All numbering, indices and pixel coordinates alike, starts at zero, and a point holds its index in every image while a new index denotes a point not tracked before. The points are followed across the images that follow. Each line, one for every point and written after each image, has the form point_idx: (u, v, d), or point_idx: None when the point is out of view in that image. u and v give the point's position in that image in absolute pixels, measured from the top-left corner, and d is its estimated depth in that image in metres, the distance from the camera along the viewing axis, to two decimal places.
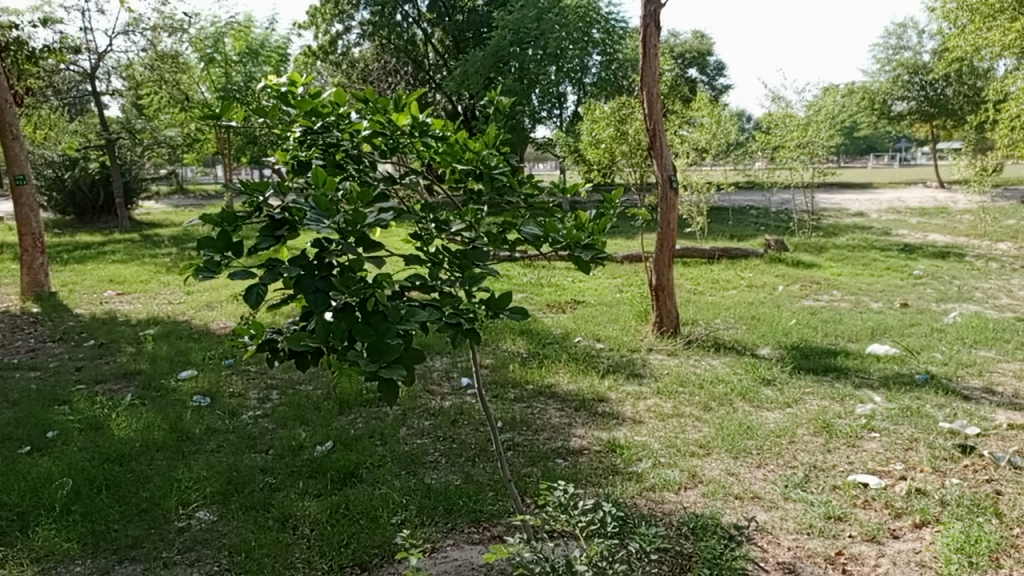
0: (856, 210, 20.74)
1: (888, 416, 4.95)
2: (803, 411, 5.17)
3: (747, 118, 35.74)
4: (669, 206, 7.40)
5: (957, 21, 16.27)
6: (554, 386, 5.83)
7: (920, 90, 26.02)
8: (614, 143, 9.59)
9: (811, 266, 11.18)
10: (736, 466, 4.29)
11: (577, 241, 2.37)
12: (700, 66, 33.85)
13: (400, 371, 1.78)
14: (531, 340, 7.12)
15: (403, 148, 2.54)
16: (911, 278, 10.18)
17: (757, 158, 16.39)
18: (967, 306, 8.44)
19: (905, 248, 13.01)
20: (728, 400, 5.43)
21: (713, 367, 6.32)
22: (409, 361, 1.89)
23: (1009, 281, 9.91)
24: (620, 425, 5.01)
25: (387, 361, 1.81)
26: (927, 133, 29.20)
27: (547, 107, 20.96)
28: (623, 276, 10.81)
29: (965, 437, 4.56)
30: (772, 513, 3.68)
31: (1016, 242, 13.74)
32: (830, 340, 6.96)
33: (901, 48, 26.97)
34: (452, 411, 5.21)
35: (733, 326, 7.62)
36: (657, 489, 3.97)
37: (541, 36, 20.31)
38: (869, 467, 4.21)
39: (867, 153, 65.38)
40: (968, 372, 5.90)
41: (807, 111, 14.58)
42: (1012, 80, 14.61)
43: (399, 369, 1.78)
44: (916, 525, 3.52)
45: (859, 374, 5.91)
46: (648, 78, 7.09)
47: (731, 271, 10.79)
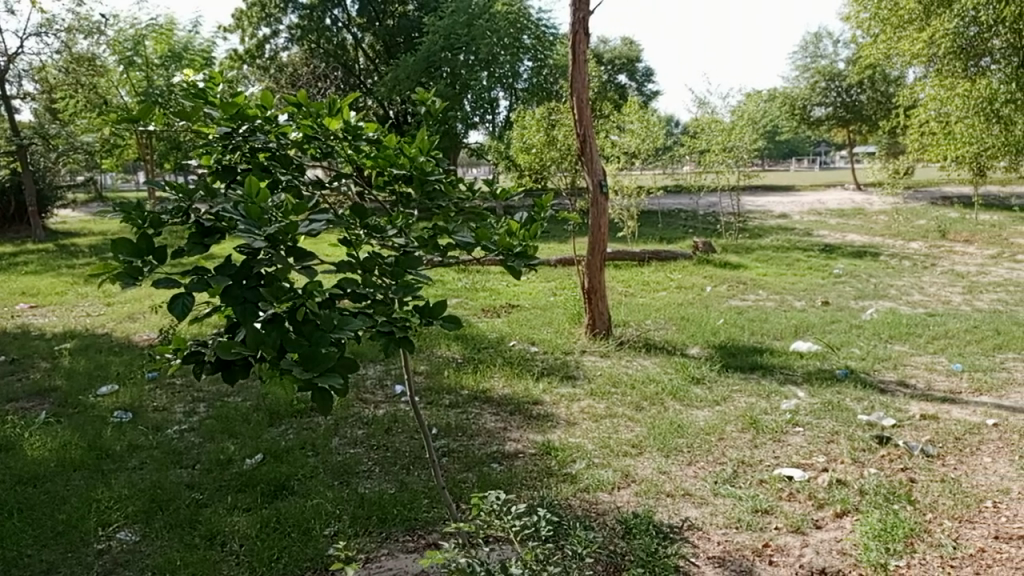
0: (779, 213, 21.45)
1: (811, 411, 5.12)
2: (731, 408, 5.31)
3: (674, 124, 36.66)
4: (600, 210, 7.48)
5: (869, 31, 17.00)
6: (488, 391, 5.83)
7: (837, 96, 27.09)
8: (543, 147, 9.78)
9: (737, 267, 11.50)
10: (668, 464, 4.37)
11: (509, 248, 2.39)
12: (629, 72, 34.37)
13: (334, 380, 1.77)
14: (465, 346, 7.12)
15: (333, 152, 2.54)
16: (831, 277, 10.56)
17: (684, 162, 16.78)
18: (882, 303, 8.82)
19: (826, 248, 13.50)
20: (659, 399, 5.53)
21: (645, 367, 6.44)
22: (343, 371, 1.88)
23: (921, 278, 10.39)
24: (555, 427, 5.04)
25: (323, 373, 1.78)
26: (844, 137, 30.33)
27: (479, 112, 21.02)
28: (556, 279, 10.91)
29: (881, 428, 4.76)
30: (702, 510, 3.76)
31: (928, 241, 14.42)
32: (756, 339, 7.15)
33: (818, 57, 28.07)
34: (385, 419, 5.15)
35: (663, 326, 7.78)
36: (591, 490, 4.01)
37: (472, 41, 20.36)
38: (794, 461, 4.35)
39: (788, 159, 67.59)
40: (884, 366, 6.16)
41: (731, 115, 15.04)
42: (922, 87, 15.36)
43: (334, 380, 1.77)
44: (837, 515, 3.65)
45: (783, 371, 6.10)
46: (578, 83, 7.17)
47: (661, 273, 11.04)
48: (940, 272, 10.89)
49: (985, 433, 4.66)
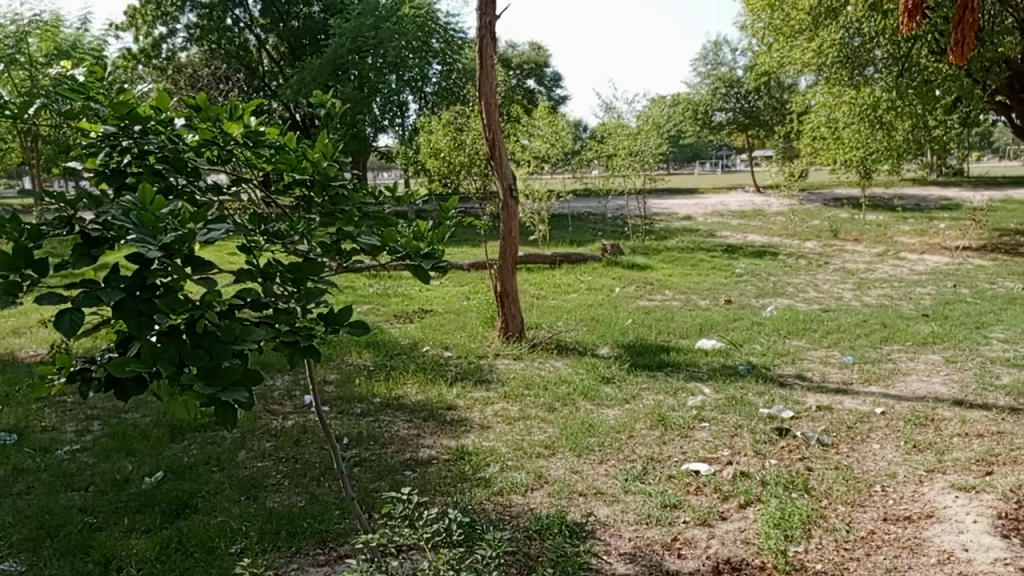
0: (684, 215, 22.11)
1: (716, 407, 5.29)
2: (640, 406, 5.43)
3: (582, 128, 37.34)
4: (510, 214, 7.49)
5: (764, 39, 17.75)
6: (401, 398, 5.76)
7: (736, 102, 28.18)
8: (452, 152, 9.78)
9: (645, 268, 11.79)
10: (580, 464, 4.43)
11: (416, 250, 2.35)
12: (538, 77, 34.71)
13: (239, 395, 1.72)
14: (377, 353, 7.02)
15: (232, 156, 2.45)
16: (733, 276, 10.98)
17: (593, 166, 17.09)
18: (781, 301, 9.22)
19: (728, 248, 14.00)
20: (571, 400, 5.60)
21: (557, 369, 6.51)
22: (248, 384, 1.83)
23: (816, 276, 10.93)
24: (469, 432, 5.03)
25: (227, 387, 1.73)
26: (744, 142, 31.56)
27: (388, 115, 20.69)
28: (469, 283, 10.90)
29: (781, 420, 4.98)
30: (613, 507, 3.83)
31: (821, 240, 15.18)
32: (663, 338, 7.35)
33: (718, 64, 29.13)
34: (294, 431, 5.01)
35: (574, 328, 7.89)
36: (505, 493, 4.02)
37: (379, 44, 20.19)
38: (700, 455, 4.49)
39: (691, 163, 69.79)
40: (782, 361, 6.43)
41: (637, 120, 15.49)
42: (813, 94, 16.18)
43: (238, 394, 1.72)
44: (740, 506, 3.79)
45: (689, 368, 6.30)
46: (485, 88, 7.18)
47: (572, 276, 11.19)
48: (833, 270, 11.48)
49: (874, 421, 4.94)
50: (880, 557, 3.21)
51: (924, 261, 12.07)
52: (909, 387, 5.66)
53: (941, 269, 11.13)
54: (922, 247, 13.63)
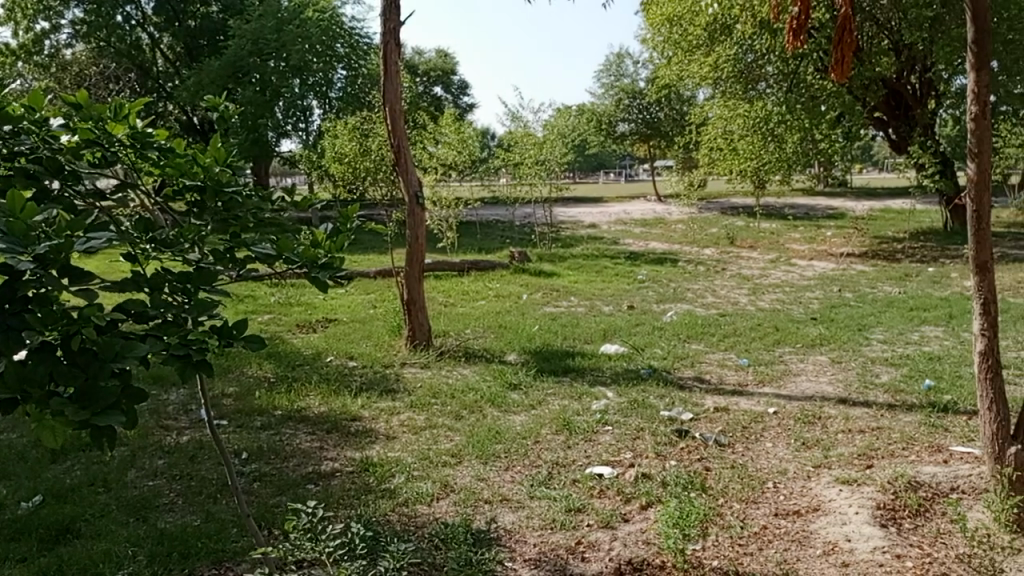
0: (589, 223, 22.52)
1: (619, 410, 5.41)
2: (546, 411, 5.49)
3: (490, 135, 37.54)
4: (416, 221, 7.41)
5: (664, 53, 18.36)
6: (304, 410, 5.60)
7: (638, 113, 29.01)
8: (357, 158, 9.64)
9: (551, 275, 11.94)
10: (486, 472, 4.43)
11: (313, 261, 2.29)
12: (445, 84, 34.63)
13: (117, 419, 1.62)
14: (279, 364, 6.81)
15: (116, 160, 2.31)
16: (636, 283, 11.26)
17: (500, 174, 17.20)
18: (681, 306, 9.53)
19: (631, 256, 14.36)
20: (478, 408, 5.60)
21: (464, 376, 6.50)
22: (130, 403, 1.73)
23: (713, 282, 11.35)
24: (374, 443, 4.95)
25: (106, 411, 1.63)
26: (645, 152, 32.48)
27: (291, 120, 20.15)
28: (376, 291, 10.73)
29: (681, 422, 5.13)
30: (518, 514, 3.85)
31: (719, 247, 15.79)
32: (569, 344, 7.46)
33: (621, 76, 29.91)
34: (189, 447, 4.80)
35: (481, 335, 7.90)
36: (410, 504, 3.97)
37: (282, 47, 19.64)
38: (603, 458, 4.57)
39: (596, 172, 71.27)
40: (682, 364, 6.64)
41: (543, 129, 15.73)
42: (710, 107, 16.83)
43: (116, 419, 1.62)
44: (642, 507, 3.87)
45: (593, 373, 6.41)
46: (389, 94, 7.10)
47: (480, 283, 11.19)
48: (730, 276, 11.94)
49: (766, 420, 5.17)
50: (771, 551, 3.35)
51: (812, 267, 12.73)
52: (799, 387, 5.94)
53: (828, 275, 11.76)
54: (811, 253, 14.37)
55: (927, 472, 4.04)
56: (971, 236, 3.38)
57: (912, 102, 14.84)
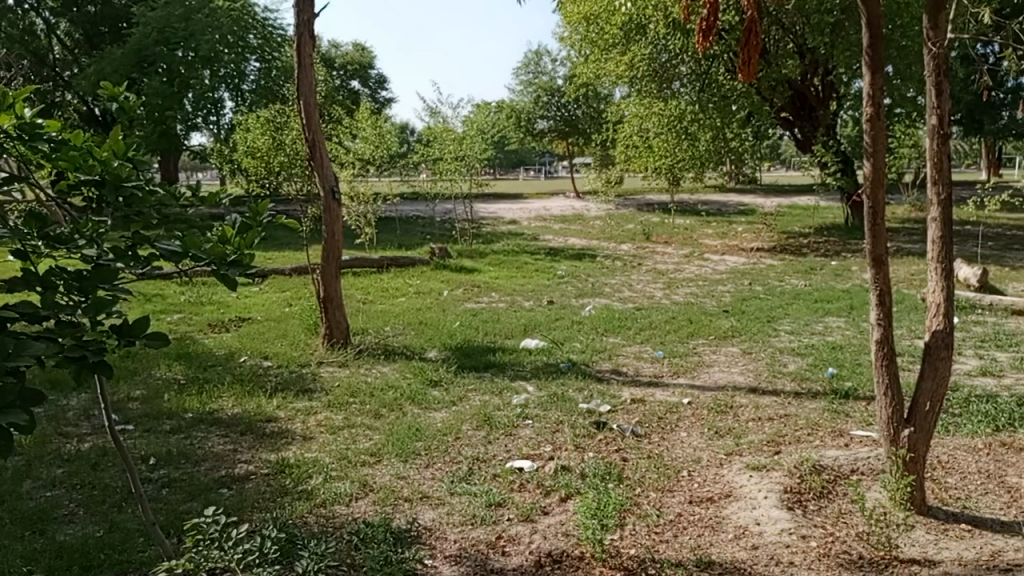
0: (510, 219, 22.61)
1: (539, 404, 5.45)
2: (467, 407, 5.48)
3: (410, 131, 37.00)
4: (332, 218, 7.28)
5: (581, 51, 18.63)
6: (216, 412, 5.41)
7: (557, 111, 29.34)
8: (271, 153, 9.42)
9: (471, 271, 11.92)
10: (406, 470, 4.38)
11: (222, 257, 2.20)
12: (363, 79, 33.82)
13: (15, 418, 1.51)
14: (189, 365, 6.56)
15: (3, 150, 2.16)
16: (556, 278, 11.38)
17: (419, 169, 17.06)
18: (599, 300, 9.68)
19: (551, 251, 14.50)
20: (398, 405, 5.54)
21: (383, 374, 6.42)
22: (24, 406, 1.61)
23: (630, 277, 11.59)
24: (290, 444, 4.82)
25: (2, 411, 1.51)
26: (564, 149, 32.85)
27: (201, 113, 19.18)
28: (291, 289, 10.47)
29: (599, 414, 5.22)
30: (438, 510, 3.83)
31: (636, 243, 16.12)
32: (489, 339, 7.47)
33: (540, 74, 30.17)
34: (91, 455, 4.56)
35: (401, 332, 7.81)
36: (327, 505, 3.89)
37: (190, 37, 19.03)
38: (524, 452, 4.59)
39: (517, 170, 71.66)
40: (600, 357, 6.75)
41: (464, 126, 15.54)
42: (626, 105, 17.17)
43: (14, 418, 1.51)
44: (562, 500, 3.92)
45: (514, 367, 6.44)
46: (303, 88, 6.94)
47: (399, 280, 11.07)
48: (645, 270, 12.22)
49: (681, 410, 5.31)
50: (686, 537, 3.44)
51: (724, 262, 13.15)
52: (712, 377, 6.13)
53: (739, 269, 12.17)
54: (723, 248, 14.85)
55: (830, 456, 4.24)
56: (867, 231, 3.55)
57: (816, 103, 15.44)
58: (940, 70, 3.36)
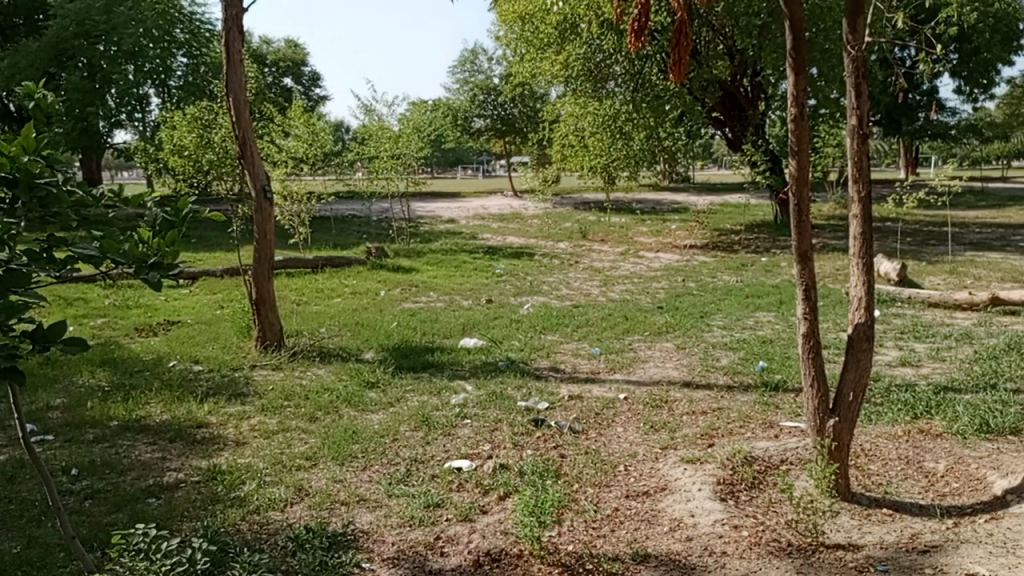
0: (447, 218, 22.52)
1: (477, 403, 5.44)
2: (405, 408, 5.43)
3: (344, 129, 36.50)
4: (265, 217, 7.11)
5: (516, 50, 18.69)
6: (143, 419, 5.22)
7: (493, 109, 29.35)
8: (199, 151, 9.21)
9: (408, 270, 11.83)
10: (343, 473, 4.31)
11: (143, 259, 2.09)
12: (295, 75, 33.33)
13: None
14: (114, 371, 6.31)
15: None
16: (494, 276, 11.38)
17: (355, 168, 16.83)
18: (537, 298, 9.73)
19: (489, 250, 14.49)
20: (334, 408, 5.45)
21: (319, 376, 6.30)
22: None
23: (568, 274, 11.68)
24: (222, 450, 4.69)
25: None
26: (501, 147, 32.90)
27: (125, 109, 18.79)
28: (223, 291, 10.19)
29: (537, 412, 5.24)
30: (376, 513, 3.78)
31: (573, 241, 16.26)
32: (427, 339, 7.42)
33: (475, 72, 30.14)
34: (8, 467, 4.35)
35: (337, 334, 7.70)
36: (261, 511, 3.80)
37: (112, 30, 18.21)
38: (462, 452, 4.58)
39: (454, 168, 71.39)
40: (539, 355, 6.78)
41: (399, 124, 15.35)
42: (561, 104, 17.31)
43: None
44: (500, 498, 3.92)
45: (452, 367, 6.41)
46: (233, 84, 6.77)
47: (335, 280, 10.90)
48: (582, 268, 12.33)
49: (617, 406, 5.38)
50: (622, 532, 3.49)
51: (659, 259, 13.39)
52: (647, 372, 6.23)
53: (673, 266, 12.40)
54: (658, 246, 15.10)
55: (761, 447, 4.35)
56: (793, 228, 3.66)
57: (745, 104, 15.84)
58: (860, 72, 3.49)
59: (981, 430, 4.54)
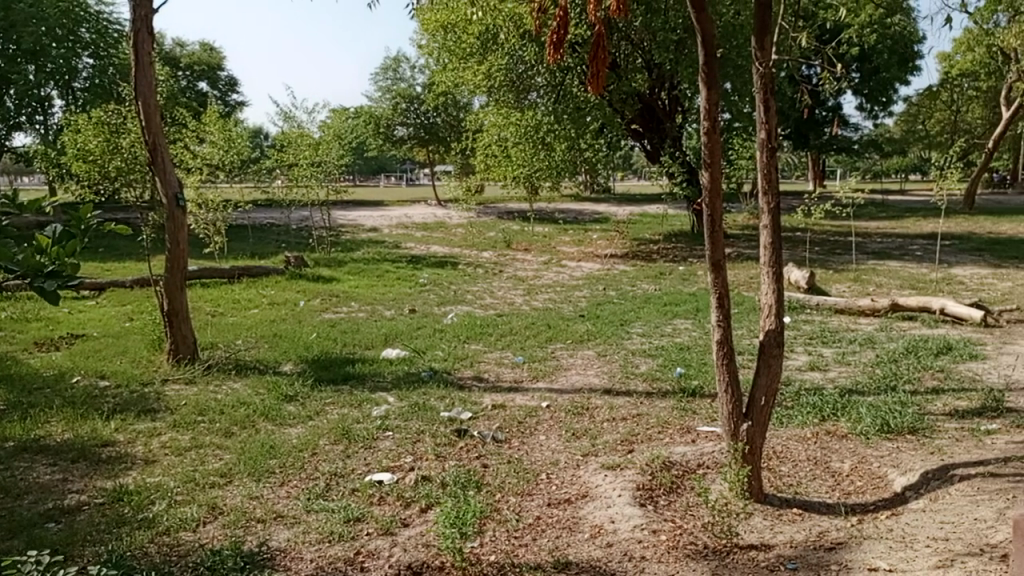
0: (369, 226, 22.25)
1: (399, 414, 5.37)
2: (324, 422, 5.31)
3: (262, 135, 35.65)
4: (177, 225, 6.83)
5: (439, 59, 18.67)
6: (42, 439, 4.93)
7: (416, 118, 29.19)
8: (105, 157, 8.85)
9: (329, 280, 11.62)
10: (259, 489, 4.19)
11: (38, 269, 1.95)
12: (211, 80, 32.13)
13: None
14: (10, 389, 5.94)
15: None
16: (417, 286, 11.30)
17: (273, 176, 16.45)
18: (460, 308, 9.70)
19: (412, 259, 14.39)
20: (250, 422, 5.29)
21: (234, 391, 6.10)
22: None
23: (491, 283, 11.71)
24: (129, 469, 4.48)
25: None
26: (424, 156, 32.75)
27: (25, 112, 18.06)
28: (132, 302, 9.77)
29: (460, 422, 5.22)
30: (294, 530, 3.68)
31: (496, 250, 16.33)
32: (348, 350, 7.30)
33: (398, 80, 29.90)
34: None
35: (254, 345, 7.48)
36: (171, 532, 3.64)
37: (11, 28, 17.05)
38: (383, 464, 4.51)
39: (377, 175, 70.63)
40: (462, 365, 6.76)
41: (319, 131, 15.09)
42: (484, 114, 17.38)
43: None
44: (422, 510, 3.88)
45: (374, 379, 6.31)
46: (142, 88, 6.50)
47: (252, 290, 10.61)
48: (506, 277, 12.38)
49: (539, 414, 5.41)
50: (544, 540, 3.50)
51: (581, 268, 13.58)
52: (569, 380, 6.30)
53: (595, 275, 12.60)
54: (580, 255, 15.30)
55: (678, 452, 4.46)
56: (706, 237, 3.76)
57: (662, 116, 16.27)
58: (767, 88, 3.62)
59: (882, 431, 4.78)
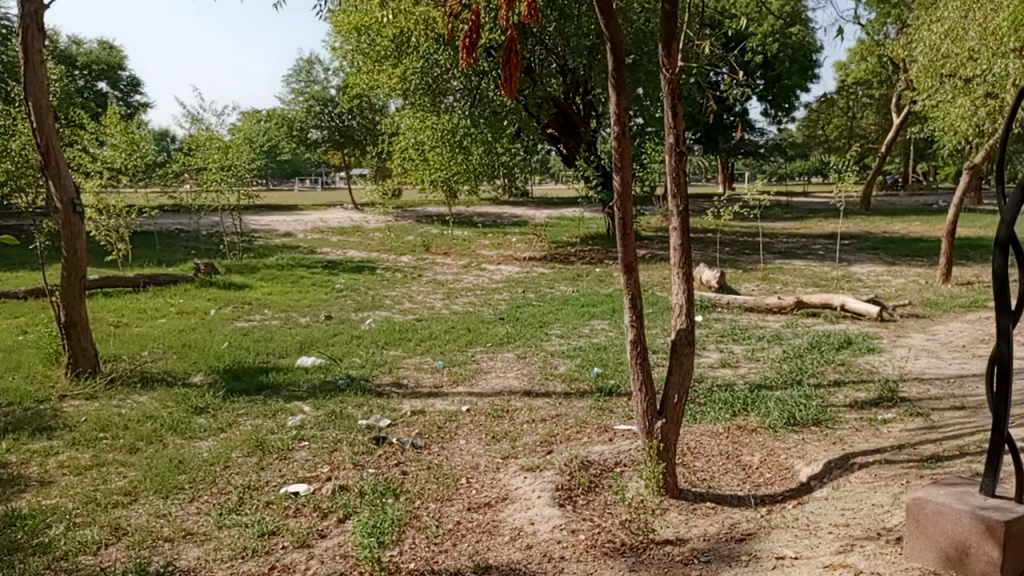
0: (283, 231, 21.71)
1: (316, 424, 5.25)
2: (237, 433, 5.14)
3: (168, 138, 34.30)
4: (74, 232, 6.46)
5: (353, 61, 18.38)
6: None
7: (330, 120, 28.65)
8: None
9: (241, 287, 11.27)
10: (167, 507, 4.01)
11: None
12: (111, 80, 30.66)
13: None
14: None
15: None
16: (334, 292, 11.08)
17: (181, 180, 15.85)
18: (378, 313, 9.57)
19: (328, 265, 14.11)
20: (157, 437, 5.07)
21: (140, 405, 5.83)
22: None
23: (409, 288, 11.61)
24: (23, 492, 4.21)
25: None
26: (340, 159, 32.20)
27: None
28: (26, 314, 9.21)
29: (378, 429, 5.14)
30: (204, 547, 3.54)
31: (415, 254, 16.20)
32: (262, 359, 7.08)
33: (311, 83, 29.27)
34: None
35: (161, 357, 7.17)
36: (70, 557, 3.44)
37: None
38: (299, 475, 4.39)
39: (291, 179, 68.94)
40: (380, 371, 6.67)
41: (229, 134, 14.66)
42: (400, 117, 17.22)
43: None
44: (340, 521, 3.80)
45: (289, 388, 6.15)
46: (33, 88, 6.13)
47: (159, 299, 10.17)
48: (425, 282, 12.29)
49: (459, 419, 5.38)
50: (464, 545, 3.48)
51: (500, 271, 13.62)
52: (489, 383, 6.30)
53: (514, 278, 12.65)
54: (499, 259, 15.33)
55: (596, 452, 4.51)
56: (619, 239, 3.83)
57: (577, 121, 16.52)
58: (675, 93, 3.71)
59: (789, 423, 4.97)
